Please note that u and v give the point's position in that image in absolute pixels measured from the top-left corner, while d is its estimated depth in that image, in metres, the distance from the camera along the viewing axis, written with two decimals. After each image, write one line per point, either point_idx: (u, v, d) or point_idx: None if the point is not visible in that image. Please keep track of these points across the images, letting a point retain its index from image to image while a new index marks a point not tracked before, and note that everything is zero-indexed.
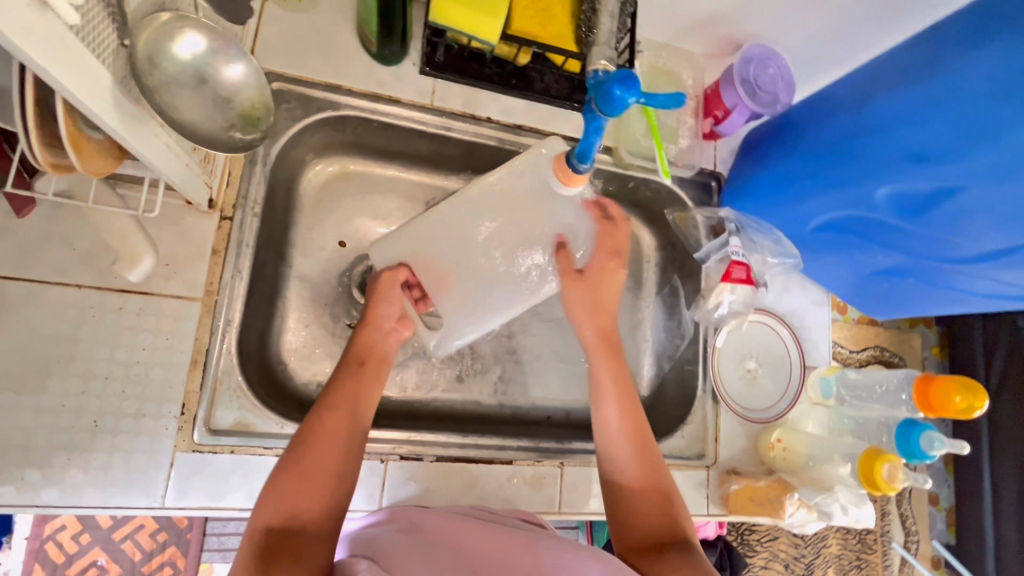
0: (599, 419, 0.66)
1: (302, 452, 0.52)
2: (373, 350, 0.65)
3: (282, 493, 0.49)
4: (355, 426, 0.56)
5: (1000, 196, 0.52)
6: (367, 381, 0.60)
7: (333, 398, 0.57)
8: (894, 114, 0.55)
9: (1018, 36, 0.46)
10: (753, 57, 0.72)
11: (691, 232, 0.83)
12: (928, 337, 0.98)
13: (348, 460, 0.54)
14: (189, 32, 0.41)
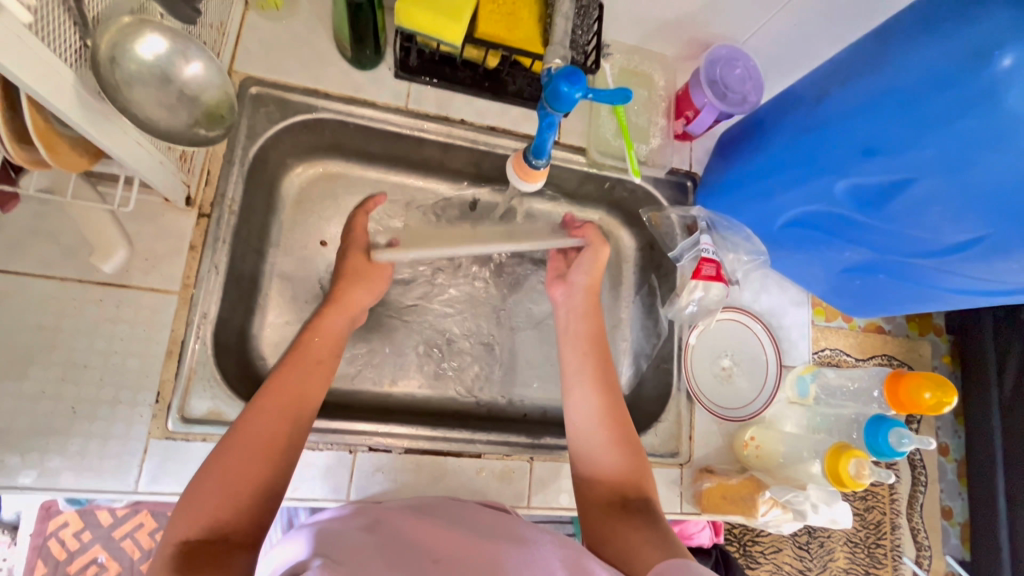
0: (573, 401, 0.66)
1: (226, 457, 0.51)
2: (330, 346, 0.64)
3: (205, 497, 0.49)
4: (289, 429, 0.55)
5: (956, 186, 0.52)
6: (313, 383, 0.59)
7: (268, 399, 0.56)
8: (848, 106, 0.56)
9: (961, 25, 0.46)
10: (720, 57, 0.73)
11: (665, 231, 0.82)
12: (939, 345, 0.97)
13: (280, 463, 0.53)
14: (150, 34, 0.44)
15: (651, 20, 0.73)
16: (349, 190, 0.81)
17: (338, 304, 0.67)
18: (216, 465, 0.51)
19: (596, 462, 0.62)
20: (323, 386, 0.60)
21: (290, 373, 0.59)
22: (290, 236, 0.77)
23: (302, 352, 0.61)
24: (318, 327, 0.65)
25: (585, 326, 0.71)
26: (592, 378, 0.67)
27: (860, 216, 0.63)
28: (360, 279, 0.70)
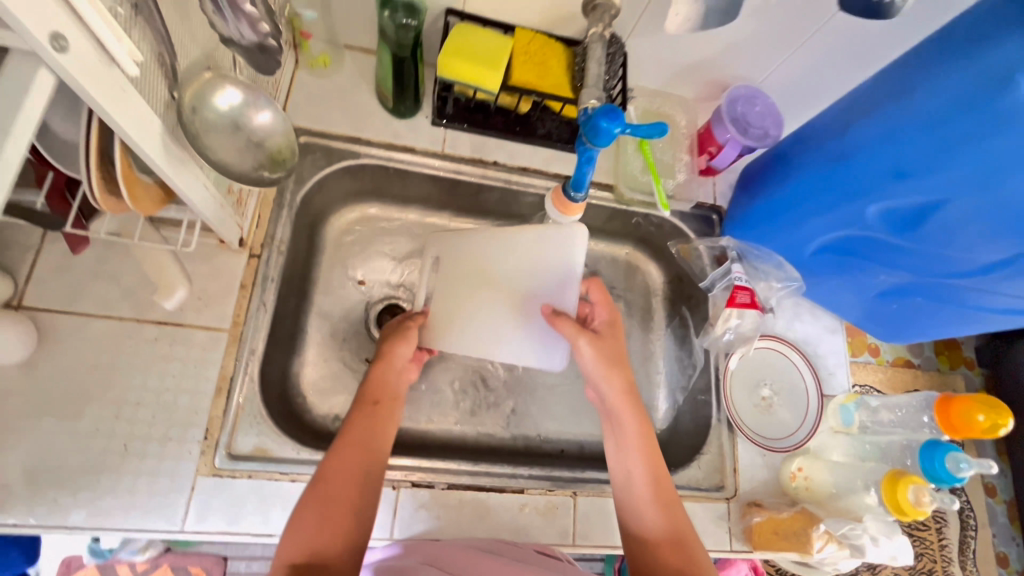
0: (622, 464, 0.65)
1: (322, 495, 0.54)
2: (387, 386, 0.65)
3: (301, 539, 0.51)
4: (370, 468, 0.57)
5: (983, 207, 0.54)
6: (381, 422, 0.61)
7: (348, 441, 0.58)
8: (871, 139, 0.58)
9: (974, 60, 0.49)
10: (739, 97, 0.77)
11: (694, 262, 0.84)
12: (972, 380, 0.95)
13: (365, 502, 0.56)
14: (228, 87, 0.48)
15: (672, 66, 0.78)
16: (386, 232, 0.84)
17: (388, 357, 0.67)
18: (313, 503, 0.54)
19: (641, 521, 0.62)
20: (396, 425, 0.62)
21: (361, 418, 0.60)
22: (330, 276, 0.80)
23: (374, 390, 0.63)
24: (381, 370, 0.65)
25: (614, 380, 0.67)
26: (638, 439, 0.65)
27: (897, 243, 0.64)
28: (406, 337, 0.68)
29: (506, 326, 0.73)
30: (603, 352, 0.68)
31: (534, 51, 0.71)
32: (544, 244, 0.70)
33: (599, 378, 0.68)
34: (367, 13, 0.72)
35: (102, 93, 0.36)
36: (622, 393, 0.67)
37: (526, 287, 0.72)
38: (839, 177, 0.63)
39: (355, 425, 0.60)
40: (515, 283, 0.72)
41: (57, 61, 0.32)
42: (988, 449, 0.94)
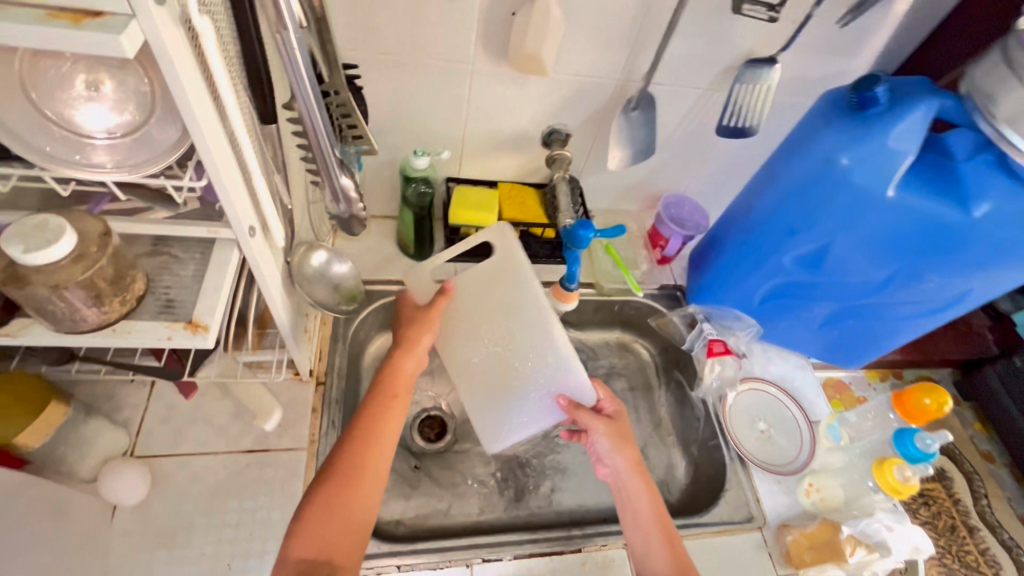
0: (628, 506, 0.73)
1: (335, 481, 0.63)
2: (404, 379, 0.73)
3: (313, 515, 0.61)
4: (381, 465, 0.66)
5: (856, 241, 0.77)
6: (392, 420, 0.69)
7: (361, 433, 0.67)
8: (766, 212, 0.81)
9: (805, 153, 0.73)
10: (670, 202, 1.02)
11: (673, 331, 1.01)
12: (964, 414, 1.03)
13: (371, 493, 0.64)
14: (318, 251, 0.69)
15: (619, 189, 1.04)
16: None
17: (406, 345, 0.75)
18: (327, 488, 0.63)
19: (650, 564, 0.69)
20: (400, 420, 0.70)
21: (375, 406, 0.70)
22: None
23: (384, 386, 0.72)
24: (394, 364, 0.74)
25: (630, 454, 0.74)
26: (639, 483, 0.73)
27: (814, 279, 0.85)
28: (429, 327, 0.78)
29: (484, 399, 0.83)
30: (617, 431, 0.75)
31: (515, 195, 0.96)
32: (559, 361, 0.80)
33: (608, 450, 0.75)
34: (389, 189, 0.97)
35: (263, 262, 0.54)
36: (639, 476, 0.73)
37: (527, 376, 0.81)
38: (755, 242, 0.85)
39: (368, 419, 0.68)
40: (524, 365, 0.81)
41: (250, 242, 0.50)
42: (1006, 479, 0.96)
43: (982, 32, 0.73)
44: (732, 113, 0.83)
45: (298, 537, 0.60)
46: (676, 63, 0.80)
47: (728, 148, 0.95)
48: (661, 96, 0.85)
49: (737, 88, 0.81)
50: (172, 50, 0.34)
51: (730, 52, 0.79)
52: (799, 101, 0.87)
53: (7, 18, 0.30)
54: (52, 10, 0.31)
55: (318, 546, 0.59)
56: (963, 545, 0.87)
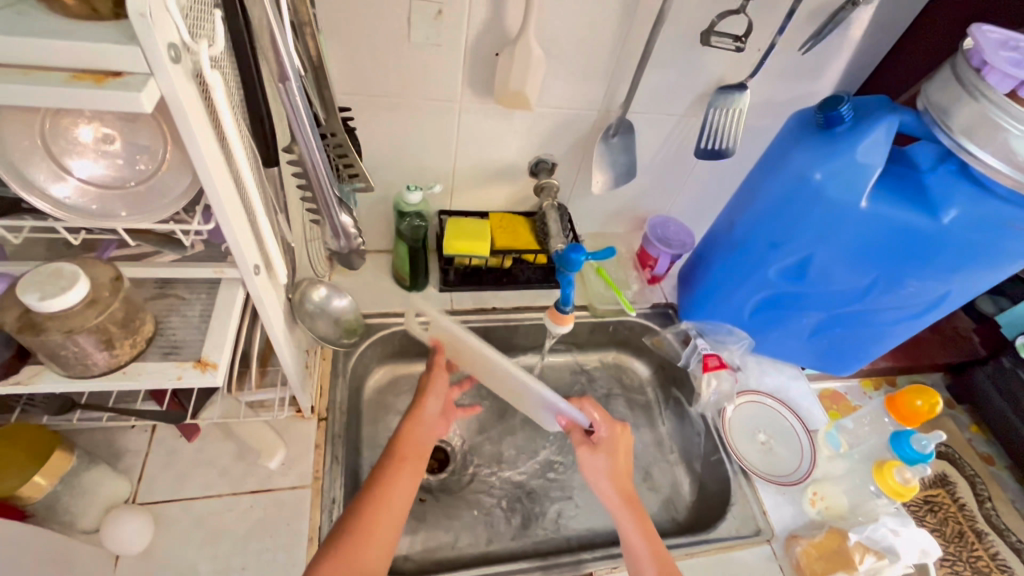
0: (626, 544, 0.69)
1: (341, 549, 0.61)
2: (414, 446, 0.73)
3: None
4: (389, 528, 0.65)
5: (836, 252, 0.80)
6: (402, 479, 0.69)
7: (372, 493, 0.67)
8: (748, 229, 0.85)
9: (781, 171, 0.78)
10: (656, 223, 1.05)
11: (668, 349, 1.02)
12: (960, 418, 1.04)
13: (375, 560, 0.62)
14: (319, 287, 0.70)
15: (606, 212, 1.07)
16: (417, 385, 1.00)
17: (416, 416, 0.76)
18: (335, 552, 0.61)
19: None
20: (408, 485, 0.69)
21: (385, 468, 0.69)
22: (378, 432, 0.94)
23: (395, 452, 0.71)
24: (405, 432, 0.74)
25: (616, 487, 0.72)
26: (635, 519, 0.70)
27: (800, 290, 0.88)
28: (434, 390, 0.79)
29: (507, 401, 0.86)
30: (604, 460, 0.74)
31: (506, 224, 0.99)
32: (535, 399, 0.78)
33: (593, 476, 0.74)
34: (383, 224, 0.99)
35: (267, 300, 0.55)
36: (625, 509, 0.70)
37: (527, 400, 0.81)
38: (740, 257, 0.88)
39: (378, 484, 0.68)
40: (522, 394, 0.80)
41: (255, 279, 0.52)
42: (1009, 481, 0.96)
43: (933, 52, 0.79)
44: (709, 136, 0.87)
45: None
46: (652, 93, 0.84)
47: (707, 169, 1.00)
48: (640, 124, 0.89)
49: (711, 113, 0.85)
50: (185, 104, 0.36)
51: (702, 81, 0.84)
52: (771, 122, 0.92)
53: (35, 82, 0.32)
54: (76, 72, 0.33)
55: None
56: (974, 550, 0.88)
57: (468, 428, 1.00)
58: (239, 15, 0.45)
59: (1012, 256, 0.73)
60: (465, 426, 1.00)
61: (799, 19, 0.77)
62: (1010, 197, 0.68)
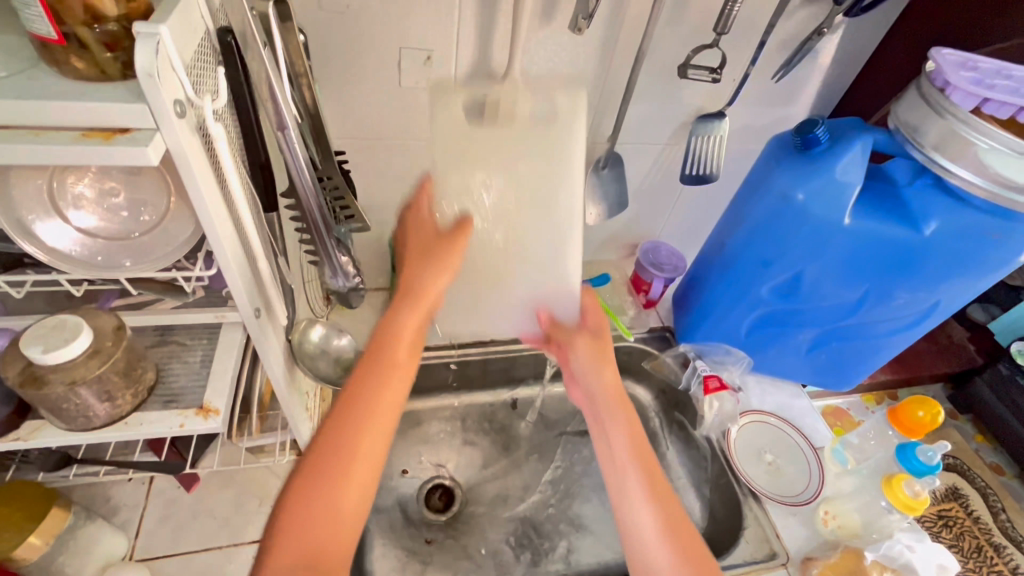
0: (607, 445, 0.60)
1: (313, 470, 0.49)
2: (411, 338, 0.57)
3: (288, 527, 0.47)
4: (373, 452, 0.51)
5: (826, 268, 0.81)
6: (394, 386, 0.53)
7: (349, 399, 0.52)
8: (740, 247, 0.86)
9: (766, 192, 0.80)
10: (648, 248, 1.07)
11: (669, 372, 1.03)
12: (964, 427, 1.04)
13: (354, 489, 0.49)
14: (317, 326, 0.71)
15: (598, 239, 1.09)
16: (417, 421, 0.99)
17: (414, 296, 0.57)
18: (307, 489, 0.48)
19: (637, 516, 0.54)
20: (399, 393, 0.54)
21: (372, 368, 0.54)
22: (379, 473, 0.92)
23: (380, 352, 0.55)
24: (389, 322, 0.57)
25: (610, 378, 0.63)
26: (629, 419, 0.60)
27: (794, 307, 0.89)
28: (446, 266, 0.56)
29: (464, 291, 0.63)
30: (598, 355, 0.65)
31: None
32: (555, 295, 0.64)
33: (590, 373, 0.64)
34: (378, 262, 1.00)
35: (269, 343, 0.56)
36: (623, 408, 0.61)
37: (510, 282, 0.62)
38: (734, 275, 0.89)
39: (360, 395, 0.52)
40: (518, 273, 0.62)
41: (256, 323, 0.52)
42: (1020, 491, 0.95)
43: (899, 75, 0.83)
44: (693, 162, 0.90)
45: (274, 559, 0.46)
46: (636, 123, 0.87)
47: (693, 194, 1.02)
48: (627, 153, 0.92)
49: (693, 141, 0.88)
50: (190, 154, 0.38)
51: (682, 110, 0.87)
52: (751, 147, 0.95)
53: (45, 141, 0.33)
54: (85, 130, 0.34)
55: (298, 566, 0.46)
56: (993, 565, 0.87)
57: (473, 462, 0.99)
58: (239, 72, 0.47)
59: (997, 264, 0.75)
60: (469, 460, 0.99)
61: (770, 49, 0.81)
62: (988, 207, 0.70)
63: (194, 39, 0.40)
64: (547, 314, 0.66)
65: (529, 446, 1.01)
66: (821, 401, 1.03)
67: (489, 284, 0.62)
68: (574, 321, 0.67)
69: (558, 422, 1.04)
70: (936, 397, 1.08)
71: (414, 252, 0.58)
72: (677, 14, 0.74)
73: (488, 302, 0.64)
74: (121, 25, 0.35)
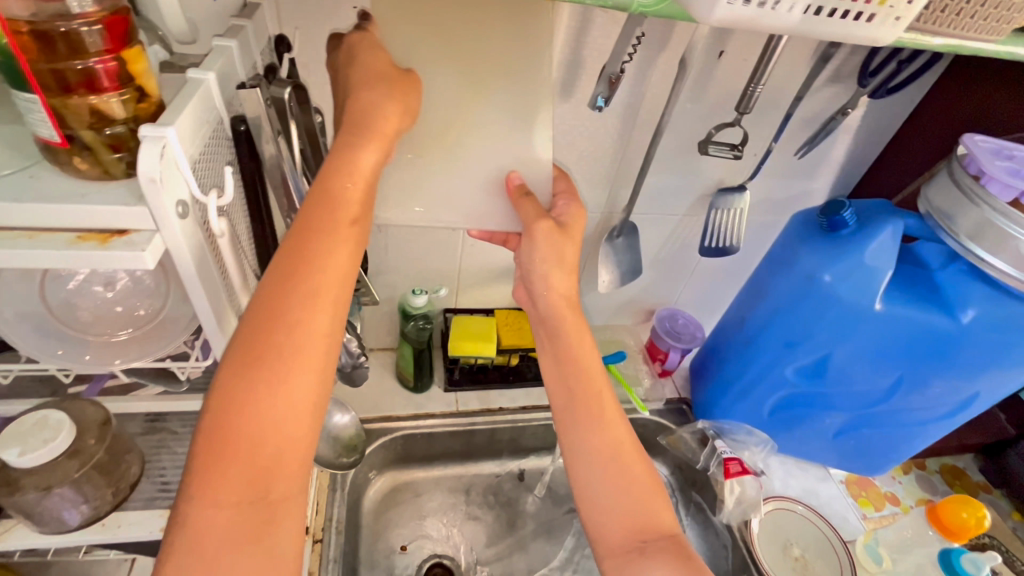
0: (552, 312, 0.62)
1: (258, 362, 0.40)
2: (356, 191, 0.45)
3: (219, 440, 0.39)
4: (324, 335, 0.42)
5: (856, 348, 0.77)
6: (342, 250, 0.44)
7: (294, 267, 0.42)
8: (769, 314, 0.81)
9: (790, 275, 0.77)
10: (664, 316, 1.04)
11: (685, 448, 0.94)
12: (999, 503, 0.95)
13: (305, 380, 0.41)
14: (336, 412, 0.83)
15: (614, 303, 1.05)
16: (419, 492, 0.94)
17: (365, 130, 0.47)
18: (251, 384, 0.40)
19: (579, 413, 0.58)
20: (352, 258, 0.45)
21: (319, 220, 0.44)
22: (376, 548, 0.87)
23: (325, 204, 0.44)
24: (337, 158, 0.45)
25: (567, 278, 0.62)
26: (574, 328, 0.61)
27: (820, 388, 0.84)
28: (401, 98, 0.50)
29: (403, 162, 0.61)
30: (558, 249, 0.60)
31: (512, 322, 0.99)
32: (496, 142, 0.62)
33: (541, 277, 0.62)
34: (386, 323, 0.98)
35: None
36: (572, 313, 0.62)
37: (463, 139, 0.61)
38: (760, 341, 0.84)
39: (303, 271, 0.42)
40: (474, 130, 0.61)
41: None
42: None
43: (931, 147, 0.80)
44: (711, 235, 0.87)
45: (209, 475, 0.39)
46: (654, 193, 0.86)
47: (712, 263, 0.99)
48: (643, 222, 0.90)
49: (713, 213, 0.87)
50: (189, 254, 0.37)
51: (701, 183, 0.85)
52: (773, 218, 0.93)
53: (39, 245, 0.32)
54: (82, 232, 0.33)
55: (244, 479, 0.39)
56: None
57: (476, 539, 0.92)
58: (248, 158, 0.46)
59: None
60: (472, 537, 0.93)
61: (793, 126, 0.80)
62: None
63: (206, 134, 0.39)
64: (518, 176, 0.62)
65: (535, 524, 0.95)
66: (842, 470, 0.96)
67: (445, 142, 0.61)
68: (545, 204, 0.64)
69: (567, 497, 0.98)
70: (967, 470, 1.00)
71: (364, 82, 0.49)
72: (697, 91, 0.73)
73: (429, 165, 0.61)
74: (128, 127, 0.36)
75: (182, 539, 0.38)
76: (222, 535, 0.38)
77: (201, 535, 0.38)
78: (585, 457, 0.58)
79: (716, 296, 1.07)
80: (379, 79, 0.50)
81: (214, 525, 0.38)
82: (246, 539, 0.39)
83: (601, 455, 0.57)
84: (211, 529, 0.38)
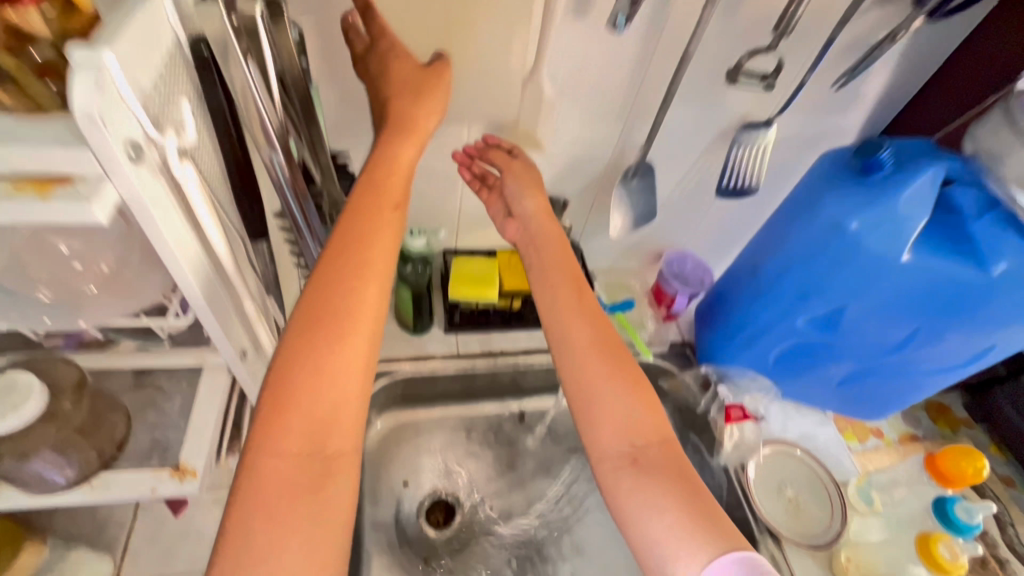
0: (543, 262, 0.64)
1: (318, 327, 0.45)
2: (395, 184, 0.53)
3: (284, 393, 0.43)
4: (376, 303, 0.48)
5: (872, 304, 0.74)
6: (387, 233, 0.50)
7: (347, 245, 0.48)
8: (784, 264, 0.77)
9: (810, 223, 0.73)
10: (673, 259, 1.00)
11: (686, 391, 0.94)
12: (977, 437, 0.97)
13: (360, 343, 0.46)
14: None
15: (622, 246, 1.01)
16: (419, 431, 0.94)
17: (399, 128, 0.54)
18: (310, 346, 0.45)
19: (583, 363, 0.56)
20: (395, 238, 0.51)
21: (366, 208, 0.50)
22: (379, 484, 0.88)
23: (371, 194, 0.51)
24: (380, 156, 0.53)
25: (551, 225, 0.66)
26: (569, 286, 0.61)
27: (831, 339, 0.81)
28: (432, 87, 0.55)
29: None
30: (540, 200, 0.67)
31: (514, 263, 0.95)
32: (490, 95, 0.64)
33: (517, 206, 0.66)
34: None
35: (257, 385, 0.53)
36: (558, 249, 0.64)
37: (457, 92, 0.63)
38: (773, 290, 0.80)
39: (355, 249, 0.48)
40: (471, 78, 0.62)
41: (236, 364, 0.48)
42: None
43: (976, 79, 0.73)
44: (731, 174, 0.81)
45: (273, 427, 0.43)
46: (674, 128, 0.78)
47: (727, 205, 0.94)
48: (659, 159, 0.83)
49: (734, 151, 0.79)
50: (148, 203, 0.32)
51: (724, 117, 0.78)
52: (798, 157, 0.86)
53: None
54: (18, 180, 0.29)
55: (304, 432, 0.43)
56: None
57: (477, 476, 0.94)
58: (217, 89, 0.41)
59: None
60: (473, 475, 0.94)
61: (832, 54, 0.72)
62: None
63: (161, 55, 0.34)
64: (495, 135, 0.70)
65: (535, 462, 0.96)
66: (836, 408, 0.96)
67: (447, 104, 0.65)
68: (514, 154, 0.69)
69: (567, 436, 0.97)
70: (952, 406, 1.01)
71: (394, 86, 0.54)
72: (729, 11, 0.65)
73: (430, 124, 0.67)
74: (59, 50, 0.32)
75: (249, 485, 0.41)
76: (286, 483, 0.41)
77: (266, 481, 0.41)
78: (590, 408, 0.55)
79: (728, 238, 1.02)
80: (404, 83, 0.54)
81: (277, 474, 0.42)
82: (307, 488, 0.42)
83: (608, 407, 0.54)
84: (273, 478, 0.42)
